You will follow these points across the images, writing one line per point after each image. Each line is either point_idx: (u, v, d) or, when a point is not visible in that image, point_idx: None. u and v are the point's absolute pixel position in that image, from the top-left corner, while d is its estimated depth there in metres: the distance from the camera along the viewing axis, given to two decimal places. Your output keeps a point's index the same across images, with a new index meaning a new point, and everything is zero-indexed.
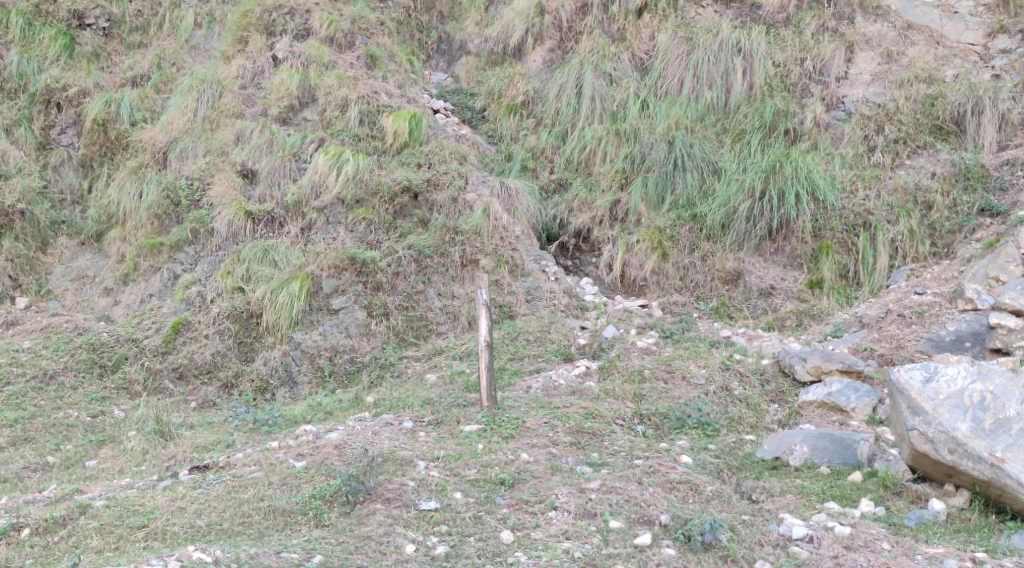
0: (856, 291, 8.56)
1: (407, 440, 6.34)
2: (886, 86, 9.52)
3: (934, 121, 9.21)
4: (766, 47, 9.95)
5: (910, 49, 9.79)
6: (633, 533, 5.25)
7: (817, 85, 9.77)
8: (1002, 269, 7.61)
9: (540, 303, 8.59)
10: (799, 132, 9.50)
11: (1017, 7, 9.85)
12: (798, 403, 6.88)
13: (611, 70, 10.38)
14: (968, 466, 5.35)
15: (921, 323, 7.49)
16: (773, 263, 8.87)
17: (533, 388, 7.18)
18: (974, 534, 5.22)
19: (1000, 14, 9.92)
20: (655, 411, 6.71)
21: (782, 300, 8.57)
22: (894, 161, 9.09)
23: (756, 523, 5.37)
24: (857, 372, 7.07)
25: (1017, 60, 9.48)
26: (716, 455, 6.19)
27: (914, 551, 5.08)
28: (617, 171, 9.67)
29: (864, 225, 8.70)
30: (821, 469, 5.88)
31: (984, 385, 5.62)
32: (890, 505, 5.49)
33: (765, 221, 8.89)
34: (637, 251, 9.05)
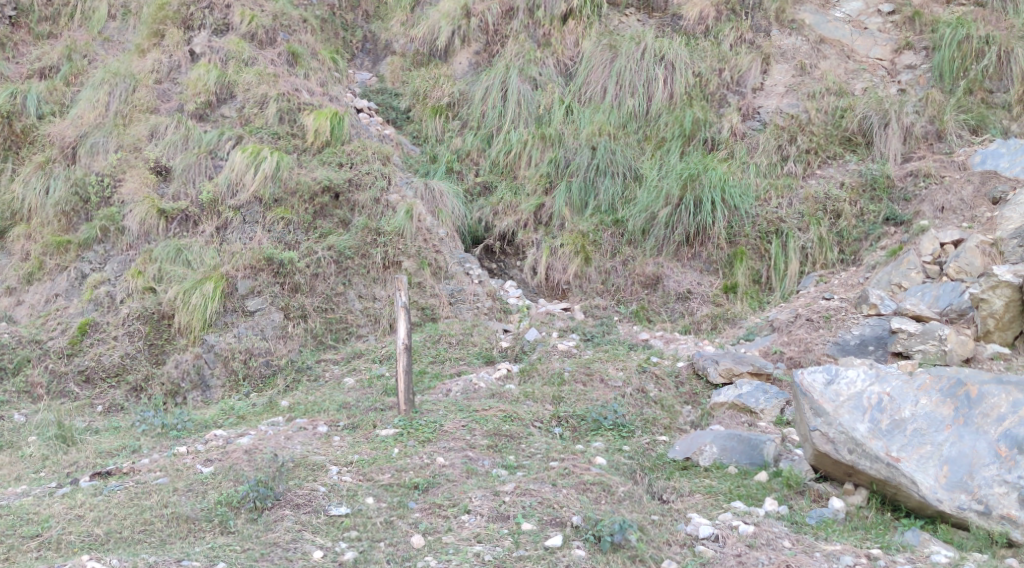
0: (767, 296, 8.73)
1: (320, 445, 6.29)
2: (800, 98, 9.79)
3: (843, 133, 9.50)
4: (687, 56, 10.14)
5: (822, 63, 10.10)
6: (544, 535, 5.28)
7: (734, 96, 10.03)
8: (904, 276, 7.83)
9: (463, 306, 8.57)
10: (716, 141, 9.75)
11: (922, 25, 10.20)
12: (710, 404, 7.00)
13: (536, 75, 10.49)
14: (866, 465, 5.53)
15: (828, 327, 7.71)
16: (690, 268, 9.01)
17: (452, 391, 7.17)
18: (871, 531, 5.37)
19: (907, 31, 10.27)
20: (572, 414, 6.78)
21: (698, 304, 8.69)
22: (805, 171, 9.34)
23: (665, 523, 5.47)
24: (766, 374, 7.24)
25: (921, 76, 9.83)
26: (631, 456, 6.28)
27: (813, 549, 5.21)
28: (541, 176, 9.75)
29: (776, 232, 8.90)
30: (729, 469, 6.04)
31: (882, 387, 5.79)
32: (793, 505, 5.63)
33: (683, 227, 9.07)
34: (561, 255, 9.15)
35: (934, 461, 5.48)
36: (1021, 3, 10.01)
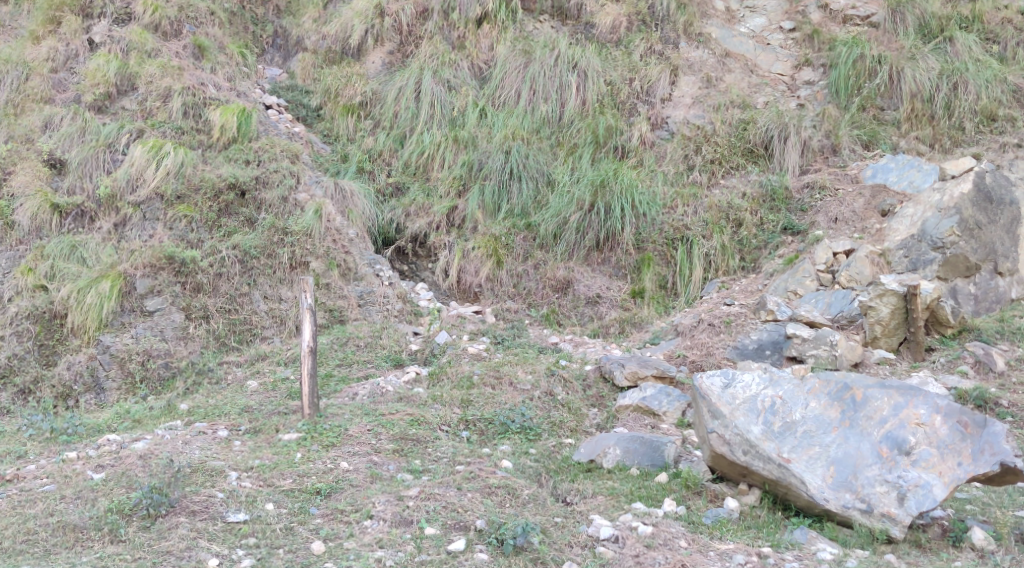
0: (673, 301, 8.90)
1: (220, 449, 6.19)
2: (705, 110, 10.12)
3: (745, 145, 9.72)
4: (599, 65, 10.32)
5: (726, 76, 10.49)
6: (447, 539, 5.29)
7: (644, 105, 10.24)
8: (799, 284, 8.15)
9: (373, 308, 8.49)
10: (626, 149, 9.93)
11: (820, 43, 10.65)
12: (615, 407, 7.13)
13: (450, 78, 10.48)
14: (759, 466, 5.69)
15: (728, 332, 7.89)
16: (600, 273, 9.13)
17: (359, 394, 7.10)
18: (763, 530, 5.53)
19: (806, 48, 10.74)
20: (480, 417, 6.80)
21: (607, 308, 8.82)
22: (709, 181, 9.55)
23: (567, 525, 5.54)
24: (670, 378, 7.39)
25: (819, 93, 10.24)
26: (536, 459, 6.35)
27: (707, 548, 5.35)
28: (454, 178, 9.75)
29: (682, 239, 9.07)
30: (632, 471, 6.15)
31: (775, 391, 5.99)
32: (690, 505, 5.77)
33: (593, 232, 9.20)
34: (473, 258, 9.16)
35: (821, 461, 5.66)
36: (911, 25, 10.47)
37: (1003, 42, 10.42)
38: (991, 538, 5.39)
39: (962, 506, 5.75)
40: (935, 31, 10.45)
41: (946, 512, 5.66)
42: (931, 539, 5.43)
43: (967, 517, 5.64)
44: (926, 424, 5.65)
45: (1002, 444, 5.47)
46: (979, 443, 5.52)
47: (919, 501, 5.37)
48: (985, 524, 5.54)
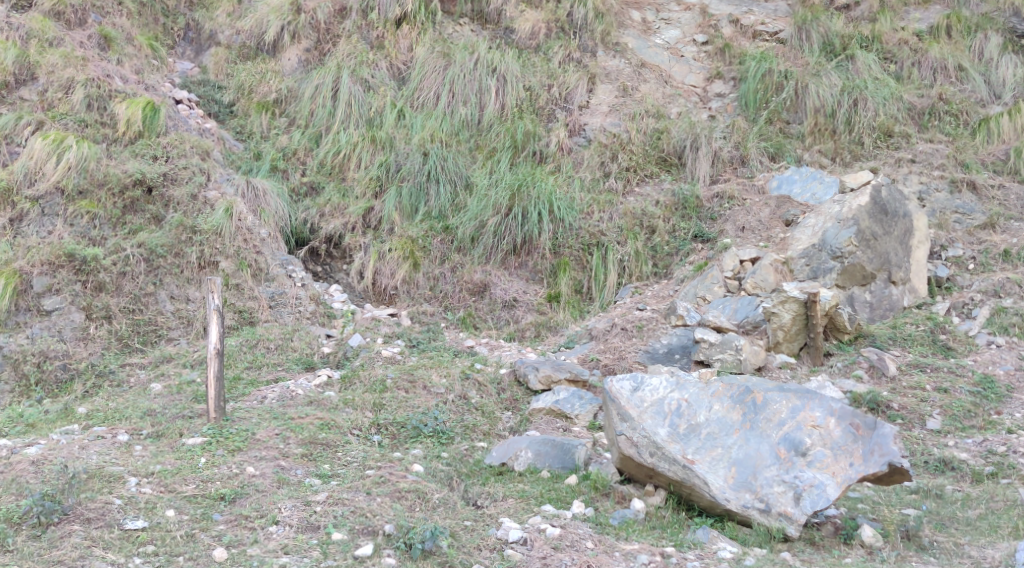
0: (588, 305, 8.96)
1: (119, 454, 6.03)
2: (621, 118, 10.27)
3: (659, 154, 9.94)
4: (518, 70, 10.44)
5: (642, 85, 10.68)
6: (354, 544, 5.24)
7: (562, 111, 10.34)
8: (708, 290, 8.32)
9: (285, 310, 8.35)
10: (544, 154, 9.98)
11: (732, 57, 10.94)
12: (528, 410, 7.16)
13: (368, 77, 10.39)
14: (664, 467, 5.80)
15: (640, 336, 8.01)
16: (517, 277, 9.17)
17: (267, 398, 6.99)
18: (667, 530, 5.62)
19: (717, 61, 11.02)
20: (392, 421, 6.75)
21: (523, 312, 8.83)
22: (625, 188, 9.68)
23: (477, 528, 5.55)
24: (582, 381, 7.48)
25: (730, 105, 10.51)
26: (448, 462, 6.34)
27: (613, 548, 5.41)
28: (371, 179, 9.67)
29: (597, 244, 9.16)
30: (542, 473, 6.21)
31: (680, 394, 6.13)
32: (598, 506, 5.84)
33: (511, 237, 9.23)
34: (389, 259, 9.09)
35: (723, 463, 5.80)
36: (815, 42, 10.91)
37: (900, 62, 10.75)
38: (880, 536, 5.56)
39: (854, 505, 5.94)
40: (838, 49, 10.86)
41: (838, 511, 5.85)
42: (824, 537, 5.60)
43: (858, 515, 5.82)
44: (821, 427, 5.85)
45: (891, 446, 5.66)
46: (869, 444, 5.71)
47: (814, 500, 5.53)
48: (874, 522, 5.73)
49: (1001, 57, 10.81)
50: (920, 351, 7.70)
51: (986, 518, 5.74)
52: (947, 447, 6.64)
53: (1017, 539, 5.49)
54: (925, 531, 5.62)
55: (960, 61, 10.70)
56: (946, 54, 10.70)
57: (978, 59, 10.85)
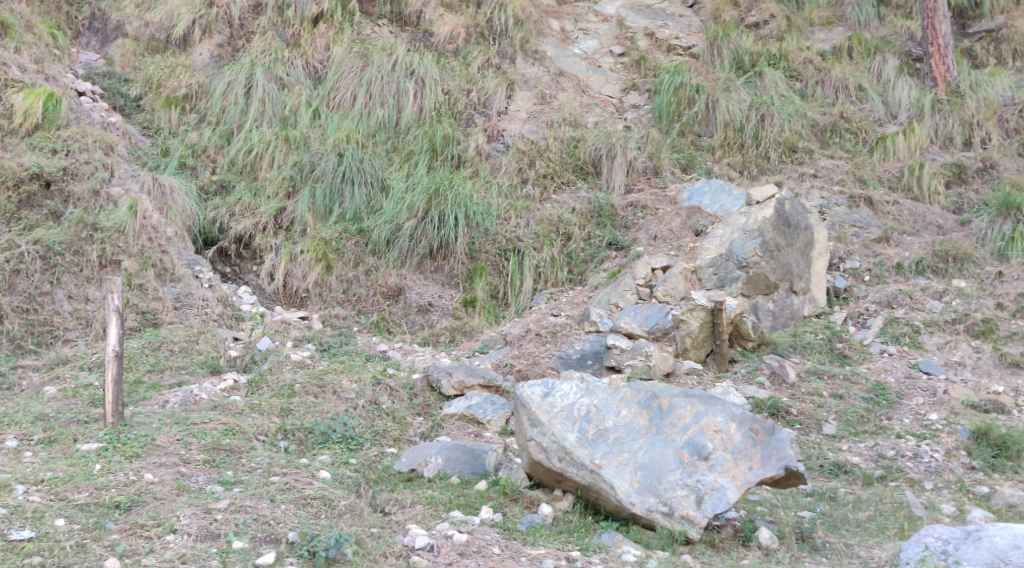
0: (503, 311, 8.93)
1: (7, 461, 5.78)
2: (539, 126, 10.30)
3: (576, 162, 9.99)
4: (437, 73, 10.38)
5: (560, 94, 10.77)
6: (256, 553, 5.12)
7: (480, 117, 10.34)
8: (621, 297, 8.39)
9: (190, 311, 8.13)
10: (462, 158, 9.94)
11: (646, 70, 11.20)
12: (440, 416, 7.09)
13: (283, 75, 10.27)
14: (573, 472, 5.83)
15: (554, 342, 8.05)
16: (432, 281, 9.09)
17: (169, 402, 6.79)
18: (573, 534, 5.65)
19: (633, 73, 11.25)
20: (299, 427, 6.61)
21: (438, 317, 8.74)
22: (542, 195, 9.70)
23: (383, 535, 5.48)
24: (496, 387, 7.43)
25: (645, 116, 10.69)
26: (356, 469, 6.24)
27: (519, 554, 5.40)
28: (283, 178, 9.50)
29: (514, 250, 9.14)
30: (452, 479, 6.16)
31: (590, 400, 6.22)
32: (506, 512, 5.84)
33: (426, 240, 9.16)
34: (301, 261, 8.92)
35: (629, 467, 5.88)
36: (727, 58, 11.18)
37: (804, 80, 11.06)
38: (775, 538, 5.68)
39: (753, 507, 6.04)
40: (747, 66, 11.12)
41: (738, 513, 5.96)
42: (724, 539, 5.70)
43: (756, 517, 5.94)
44: (722, 431, 6.02)
45: (788, 450, 5.85)
46: (767, 449, 5.90)
47: (714, 503, 5.62)
48: (772, 524, 5.85)
49: (898, 78, 11.08)
50: (818, 359, 7.89)
51: (875, 519, 5.92)
52: (841, 451, 6.81)
53: (902, 539, 5.67)
54: (818, 532, 5.80)
55: (861, 81, 10.99)
56: (847, 74, 10.98)
57: (876, 80, 11.13)
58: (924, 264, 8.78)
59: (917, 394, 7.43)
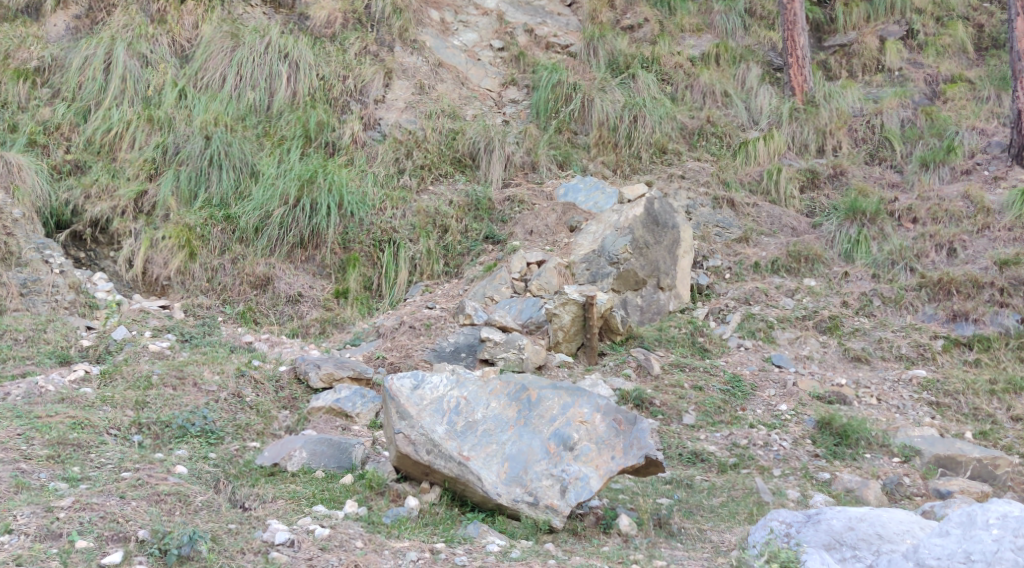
0: (377, 302, 8.75)
1: None
2: (417, 116, 10.19)
3: (454, 154, 9.92)
4: (311, 58, 10.15)
5: (439, 85, 10.69)
6: (101, 552, 4.91)
7: (357, 104, 10.13)
8: (496, 290, 8.36)
9: (38, 298, 7.71)
10: (337, 146, 9.74)
11: (525, 66, 11.23)
12: (307, 409, 6.89)
13: (147, 52, 9.85)
14: (440, 465, 5.78)
15: (428, 334, 7.95)
16: (302, 271, 8.85)
17: (11, 394, 6.41)
18: (439, 527, 5.59)
19: (512, 68, 11.25)
20: (155, 420, 6.33)
21: (308, 308, 8.52)
22: (419, 186, 9.58)
23: (241, 531, 5.31)
24: (366, 379, 7.30)
25: (523, 112, 10.70)
26: (215, 464, 6.02)
27: (382, 547, 5.31)
28: (145, 160, 9.13)
29: (389, 241, 8.99)
30: (316, 473, 6.02)
31: (459, 392, 6.20)
32: (372, 505, 5.73)
33: (297, 229, 8.93)
34: (162, 248, 8.59)
35: (497, 458, 5.88)
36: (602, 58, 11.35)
37: (675, 85, 11.29)
38: (635, 525, 5.78)
39: (615, 496, 6.10)
40: (621, 68, 11.22)
41: (601, 501, 6.00)
42: (586, 526, 5.75)
43: (617, 505, 6.00)
44: (588, 422, 6.07)
45: (647, 439, 5.99)
46: (629, 438, 6.00)
47: (578, 492, 5.70)
48: (631, 512, 5.92)
49: (760, 86, 11.43)
50: (682, 352, 8.04)
51: (727, 505, 6.10)
52: (698, 440, 6.97)
53: (751, 523, 5.87)
54: (675, 519, 5.90)
55: (726, 88, 11.30)
56: (713, 80, 11.29)
57: (740, 86, 11.47)
58: (779, 264, 9.09)
59: (768, 386, 7.67)
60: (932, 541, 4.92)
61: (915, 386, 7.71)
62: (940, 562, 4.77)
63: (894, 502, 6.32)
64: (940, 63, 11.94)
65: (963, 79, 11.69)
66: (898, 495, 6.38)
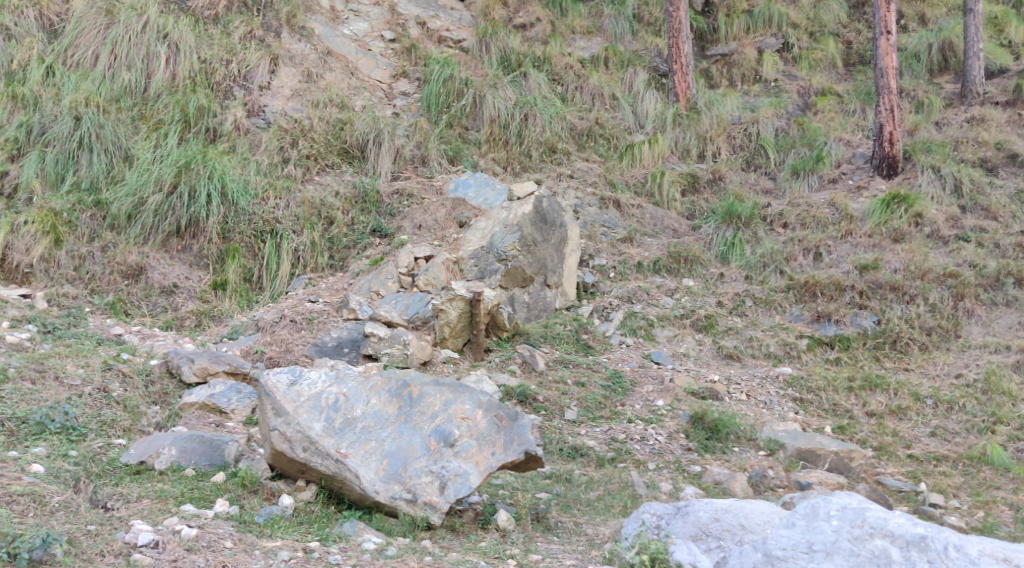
0: (257, 295, 8.51)
1: None
2: (303, 104, 9.97)
3: (341, 145, 9.71)
4: (192, 40, 9.84)
5: (327, 74, 10.44)
6: None
7: (240, 90, 9.85)
8: (382, 285, 8.22)
9: None
10: (218, 132, 9.45)
11: (417, 58, 11.09)
12: (178, 405, 6.64)
13: (11, 24, 9.48)
14: (317, 462, 5.65)
15: (309, 328, 7.74)
16: (178, 261, 8.54)
17: None
18: (313, 525, 5.46)
19: (403, 60, 11.09)
20: (11, 416, 6.01)
21: (183, 299, 8.22)
22: (304, 176, 9.33)
23: (101, 533, 5.09)
24: (242, 374, 7.10)
25: (414, 104, 10.56)
26: (76, 462, 5.73)
27: (253, 547, 5.15)
28: (7, 140, 8.69)
29: (271, 232, 8.76)
30: (186, 471, 5.79)
31: (339, 388, 6.08)
32: (244, 504, 5.54)
33: (173, 217, 8.62)
34: (24, 234, 8.12)
35: (376, 455, 5.78)
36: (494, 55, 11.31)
37: (565, 85, 11.36)
38: (513, 519, 5.75)
39: (495, 491, 6.08)
40: (514, 65, 11.26)
41: (480, 497, 5.99)
42: (465, 522, 5.73)
43: (497, 500, 5.98)
44: (469, 418, 6.00)
45: (529, 435, 5.90)
46: (510, 434, 5.92)
47: (457, 489, 5.63)
48: (510, 507, 5.91)
49: (646, 91, 11.57)
50: (565, 349, 8.08)
51: (603, 499, 6.14)
52: (578, 435, 6.99)
53: (625, 516, 5.92)
54: (552, 513, 5.92)
55: (614, 90, 11.42)
56: (602, 83, 11.41)
57: (627, 90, 11.60)
58: (660, 264, 9.22)
59: (647, 382, 7.77)
60: (779, 532, 4.73)
61: (781, 382, 7.91)
62: (785, 553, 4.59)
63: (759, 493, 6.48)
64: (812, 76, 12.32)
65: (832, 93, 12.10)
66: (762, 487, 6.54)
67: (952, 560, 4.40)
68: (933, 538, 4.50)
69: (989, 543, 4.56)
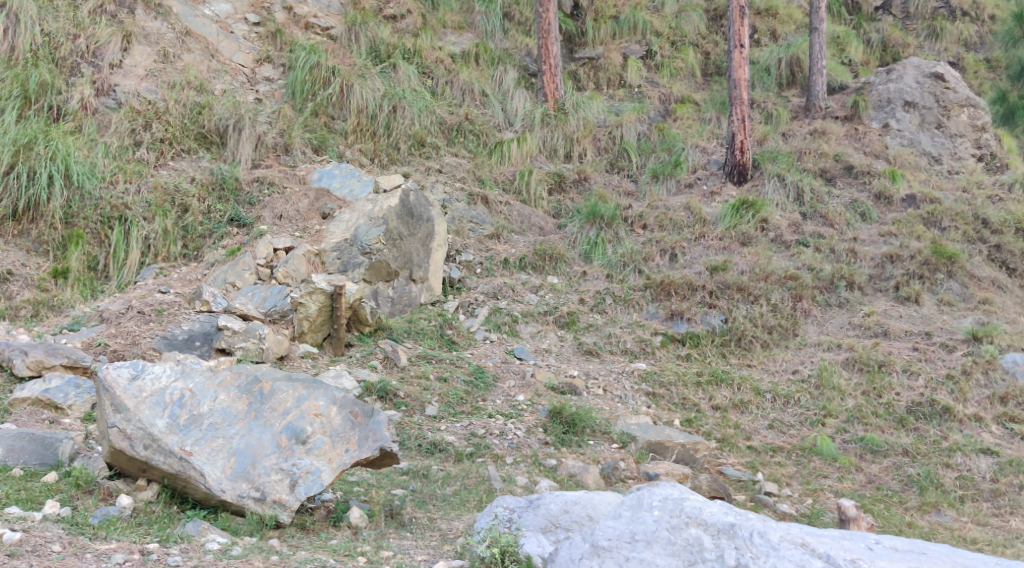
0: (102, 285, 8.10)
1: None
2: (158, 85, 9.55)
3: (199, 129, 9.37)
4: (34, 11, 9.32)
5: (184, 55, 10.02)
6: None
7: (88, 67, 9.37)
8: (238, 276, 7.97)
9: None
10: (63, 110, 8.96)
11: (281, 44, 10.77)
12: (8, 400, 6.24)
13: None
14: (159, 461, 5.40)
15: (158, 321, 7.41)
16: (14, 246, 8.07)
17: None
18: (153, 526, 5.20)
19: (267, 45, 10.74)
20: None
21: (18, 288, 7.73)
22: (157, 160, 8.96)
23: None
24: (82, 368, 6.71)
25: (277, 91, 10.28)
26: None
27: (84, 550, 4.87)
28: None
29: (119, 218, 8.36)
30: (14, 471, 5.45)
31: (184, 384, 5.80)
32: (77, 505, 5.25)
33: (10, 200, 8.17)
34: None
35: (223, 453, 5.56)
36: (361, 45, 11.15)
37: (435, 79, 11.25)
38: (365, 516, 5.62)
39: (350, 488, 5.95)
40: (383, 56, 11.11)
41: (333, 495, 5.83)
42: (315, 521, 5.56)
43: (351, 497, 5.85)
44: (323, 415, 5.86)
45: (383, 431, 5.89)
46: (365, 431, 5.85)
47: (308, 487, 5.49)
48: (364, 503, 5.80)
49: (516, 90, 11.60)
50: (429, 345, 7.99)
51: (459, 493, 6.10)
52: (438, 431, 6.92)
53: (479, 510, 5.90)
54: (407, 509, 5.83)
55: (483, 87, 11.40)
56: (472, 79, 11.36)
57: (497, 87, 11.61)
58: (526, 261, 9.24)
59: (508, 377, 7.77)
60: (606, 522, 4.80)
61: (636, 377, 8.05)
62: (610, 543, 4.66)
63: (610, 485, 6.59)
64: (673, 84, 12.59)
65: (690, 101, 12.40)
66: (613, 479, 6.64)
67: (756, 546, 4.50)
68: (742, 526, 4.59)
69: (793, 530, 4.65)
